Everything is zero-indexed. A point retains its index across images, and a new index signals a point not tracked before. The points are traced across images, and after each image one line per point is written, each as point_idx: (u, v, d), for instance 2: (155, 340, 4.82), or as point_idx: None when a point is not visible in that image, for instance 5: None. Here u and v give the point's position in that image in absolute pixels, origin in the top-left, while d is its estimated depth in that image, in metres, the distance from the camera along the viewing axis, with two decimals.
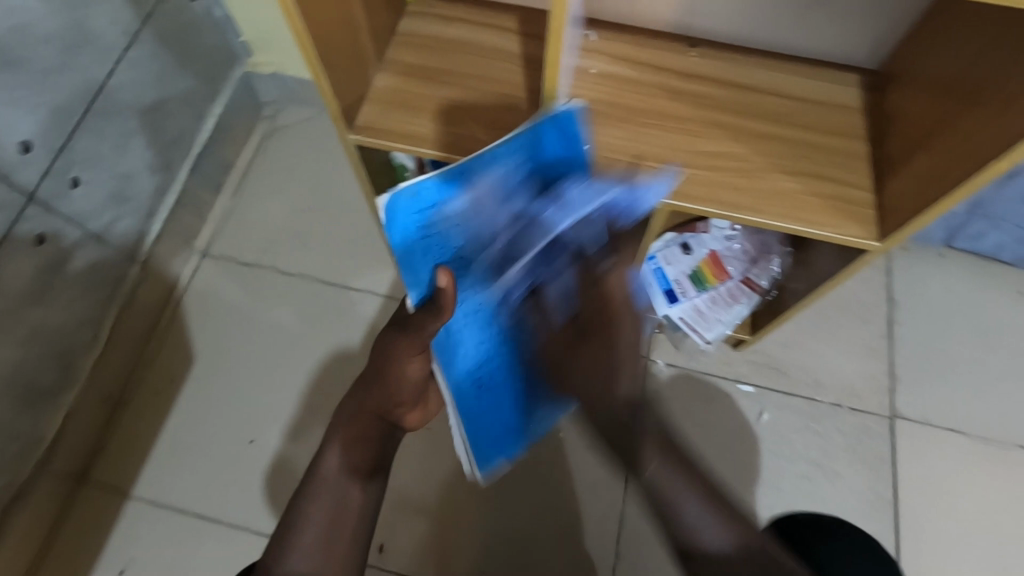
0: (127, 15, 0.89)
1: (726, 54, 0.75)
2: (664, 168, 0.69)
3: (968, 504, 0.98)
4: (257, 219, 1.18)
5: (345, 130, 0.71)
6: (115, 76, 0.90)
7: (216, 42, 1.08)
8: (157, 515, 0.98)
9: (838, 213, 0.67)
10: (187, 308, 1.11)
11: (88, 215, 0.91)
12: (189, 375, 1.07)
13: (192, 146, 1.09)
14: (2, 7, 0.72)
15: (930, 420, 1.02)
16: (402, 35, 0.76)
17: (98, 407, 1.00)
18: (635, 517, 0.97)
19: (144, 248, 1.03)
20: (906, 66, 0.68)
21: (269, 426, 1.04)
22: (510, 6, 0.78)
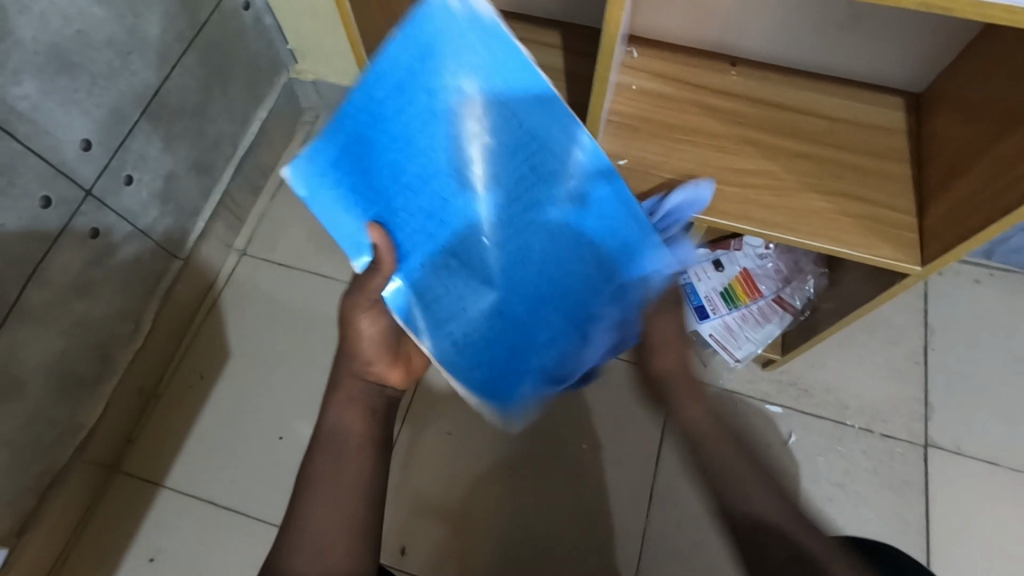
0: (183, 22, 0.93)
1: (765, 73, 0.75)
2: None
3: (1002, 539, 0.95)
4: (293, 220, 1.21)
5: None
6: (168, 79, 0.94)
7: (263, 49, 1.12)
8: (186, 505, 1.01)
9: (876, 236, 0.67)
10: (223, 304, 1.14)
11: (136, 210, 0.95)
12: (222, 369, 1.10)
13: (236, 148, 1.13)
14: (70, 12, 0.77)
15: (964, 450, 0.99)
16: None
17: (135, 396, 1.04)
18: (656, 533, 0.96)
19: (185, 244, 1.07)
20: (950, 90, 0.68)
21: (296, 423, 1.06)
22: (551, 22, 0.80)
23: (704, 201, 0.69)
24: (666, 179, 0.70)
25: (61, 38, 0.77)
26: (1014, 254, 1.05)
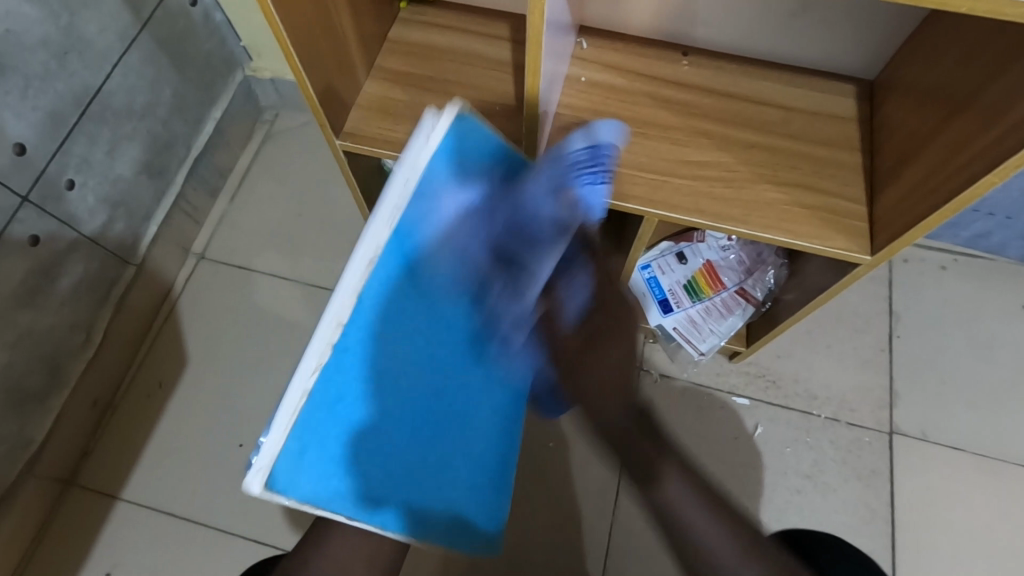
0: (124, 20, 0.90)
1: (718, 63, 0.74)
2: (652, 177, 0.68)
3: (967, 525, 0.95)
4: (253, 222, 1.18)
5: (332, 136, 0.71)
6: (110, 80, 0.91)
7: (215, 47, 1.09)
8: (146, 517, 0.98)
9: (828, 225, 0.66)
10: (181, 310, 1.11)
11: (82, 216, 0.92)
12: (181, 377, 1.07)
13: (190, 149, 1.10)
14: None
15: (929, 436, 1.00)
16: (392, 42, 0.77)
17: (90, 407, 1.01)
18: (624, 529, 0.96)
19: (138, 250, 1.04)
20: (899, 77, 0.67)
21: (259, 430, 1.03)
22: (502, 13, 0.78)
23: (656, 194, 0.68)
24: (618, 173, 0.68)
25: None
26: (978, 240, 1.06)
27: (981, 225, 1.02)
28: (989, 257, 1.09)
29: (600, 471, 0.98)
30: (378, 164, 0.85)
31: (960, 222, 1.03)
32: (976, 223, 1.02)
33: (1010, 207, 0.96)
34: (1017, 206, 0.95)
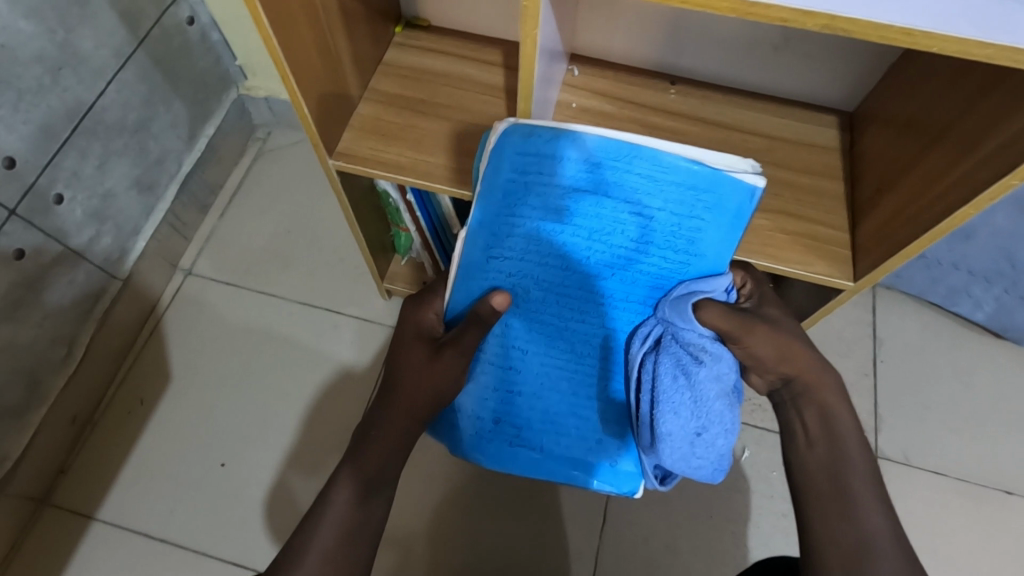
0: (119, 36, 0.91)
1: (704, 93, 0.76)
2: None
3: (952, 551, 0.95)
4: (244, 238, 1.18)
5: (325, 156, 0.72)
6: (104, 95, 0.91)
7: (210, 65, 1.10)
8: (121, 537, 0.96)
9: (811, 252, 0.67)
10: (166, 326, 1.10)
11: (69, 230, 0.91)
12: (164, 393, 1.05)
13: (181, 165, 1.10)
14: None
15: (913, 461, 1.01)
16: (387, 64, 0.78)
17: (69, 423, 0.99)
18: (611, 554, 0.95)
19: (125, 265, 1.03)
20: (877, 109, 0.69)
21: (241, 450, 1.02)
22: (495, 39, 0.80)
23: None
24: None
25: None
26: (959, 301, 1.03)
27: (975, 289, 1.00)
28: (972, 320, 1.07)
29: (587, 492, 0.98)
30: (368, 183, 0.86)
31: (939, 278, 1.01)
32: (956, 281, 1.00)
33: (991, 267, 0.94)
34: (999, 267, 0.94)
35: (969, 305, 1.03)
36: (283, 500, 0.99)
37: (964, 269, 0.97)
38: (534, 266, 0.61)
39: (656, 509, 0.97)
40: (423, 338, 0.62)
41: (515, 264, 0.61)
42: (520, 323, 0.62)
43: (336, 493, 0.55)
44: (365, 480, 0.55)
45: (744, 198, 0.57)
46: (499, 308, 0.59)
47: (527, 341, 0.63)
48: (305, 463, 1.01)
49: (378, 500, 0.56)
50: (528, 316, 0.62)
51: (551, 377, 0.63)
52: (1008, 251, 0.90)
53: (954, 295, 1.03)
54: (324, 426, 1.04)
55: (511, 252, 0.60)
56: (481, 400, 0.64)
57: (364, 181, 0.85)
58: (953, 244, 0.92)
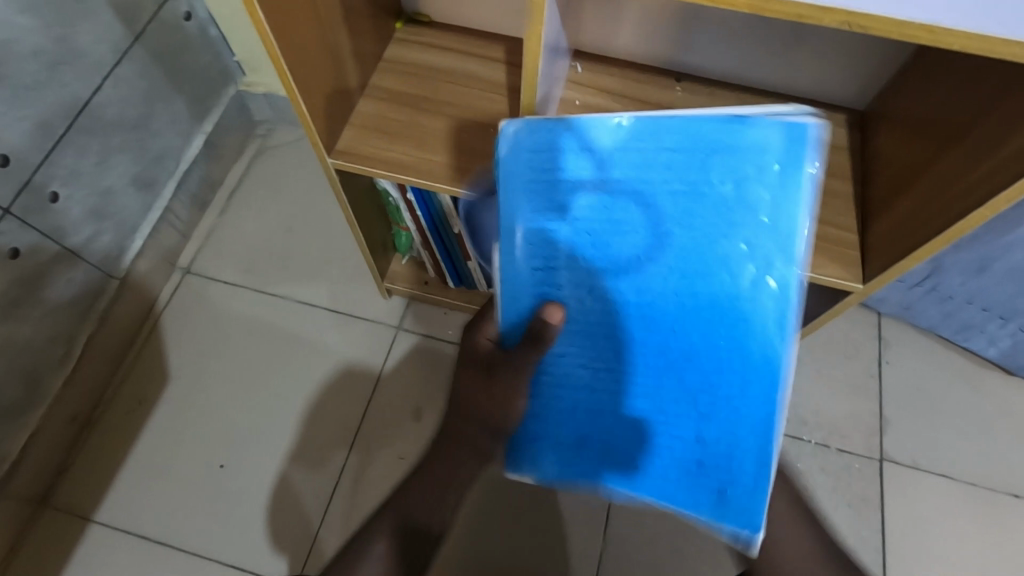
0: (117, 31, 0.89)
1: (712, 90, 0.75)
2: None
3: (960, 555, 0.94)
4: (244, 237, 1.17)
5: (325, 154, 0.70)
6: (102, 92, 0.90)
7: (209, 60, 1.08)
8: (121, 539, 0.95)
9: (821, 254, 0.66)
10: (165, 325, 1.09)
11: (66, 228, 0.90)
12: (163, 393, 1.04)
13: (180, 162, 1.09)
14: None
15: (921, 464, 0.99)
16: (389, 61, 0.77)
17: (67, 424, 0.98)
18: (615, 558, 0.94)
19: (123, 264, 1.02)
20: (889, 108, 0.68)
21: (242, 451, 1.01)
22: (498, 35, 0.79)
23: None
24: None
25: None
26: (973, 334, 1.01)
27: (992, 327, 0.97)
28: (984, 356, 1.04)
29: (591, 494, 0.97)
30: (369, 182, 0.84)
31: (952, 312, 0.98)
32: (970, 315, 0.97)
33: (1008, 307, 0.92)
34: (1013, 304, 0.91)
35: (983, 342, 1.01)
36: (284, 501, 0.98)
37: (981, 306, 0.94)
38: (598, 278, 0.52)
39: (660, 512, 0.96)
40: (478, 365, 0.57)
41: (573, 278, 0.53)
42: (606, 339, 0.53)
43: (377, 533, 0.60)
44: (403, 526, 0.60)
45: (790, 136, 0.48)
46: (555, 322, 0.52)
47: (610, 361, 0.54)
48: (305, 464, 1.00)
49: (422, 528, 0.60)
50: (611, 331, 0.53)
51: (651, 404, 0.53)
52: (1023, 289, 0.88)
53: (967, 330, 1.00)
54: (325, 427, 1.02)
55: (579, 261, 0.52)
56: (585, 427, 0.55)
57: (365, 180, 0.84)
58: (965, 277, 0.90)
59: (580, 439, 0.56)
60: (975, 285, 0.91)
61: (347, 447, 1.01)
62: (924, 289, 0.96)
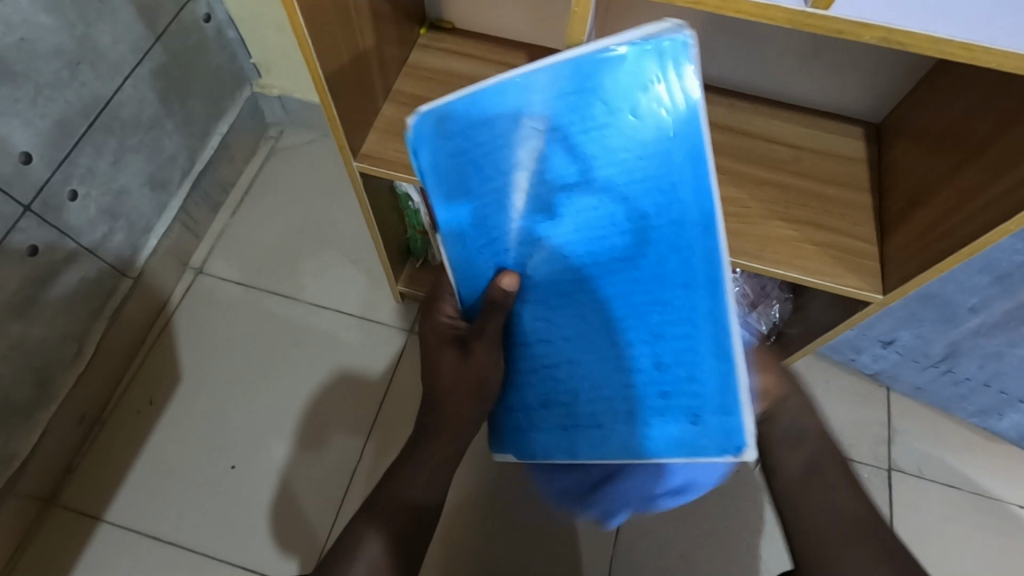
0: (137, 32, 0.90)
1: (730, 101, 0.76)
2: None
3: (966, 564, 0.95)
4: (256, 237, 1.17)
5: (349, 157, 0.71)
6: (121, 91, 0.90)
7: (225, 62, 1.09)
8: (128, 539, 0.94)
9: (840, 264, 0.67)
10: (176, 325, 1.09)
11: (83, 227, 0.90)
12: (173, 393, 1.04)
13: (194, 162, 1.09)
14: (12, 18, 0.73)
15: (928, 474, 1.00)
16: (412, 65, 0.77)
17: (78, 422, 0.98)
18: (624, 563, 0.94)
19: (137, 263, 1.02)
20: (907, 122, 0.69)
21: (251, 453, 1.01)
22: (520, 43, 0.80)
23: None
24: None
25: (3, 45, 0.73)
26: (990, 418, 0.97)
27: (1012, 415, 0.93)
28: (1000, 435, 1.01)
29: None
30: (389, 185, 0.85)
31: (968, 394, 0.95)
32: (987, 398, 0.93)
33: None
34: None
35: (1001, 424, 0.97)
36: (293, 503, 0.98)
37: (999, 390, 0.90)
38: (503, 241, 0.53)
39: (670, 518, 0.97)
40: (447, 340, 0.61)
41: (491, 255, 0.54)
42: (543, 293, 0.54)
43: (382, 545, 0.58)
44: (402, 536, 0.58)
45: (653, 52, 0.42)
46: (510, 290, 0.53)
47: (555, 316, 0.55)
48: (316, 463, 1.00)
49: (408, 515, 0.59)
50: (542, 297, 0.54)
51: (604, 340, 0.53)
52: None
53: (984, 413, 0.96)
54: (335, 430, 1.02)
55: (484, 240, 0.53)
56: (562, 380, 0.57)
57: (384, 183, 0.85)
58: (983, 362, 0.87)
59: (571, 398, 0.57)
60: (998, 368, 0.86)
61: (356, 451, 1.01)
62: (939, 371, 0.93)
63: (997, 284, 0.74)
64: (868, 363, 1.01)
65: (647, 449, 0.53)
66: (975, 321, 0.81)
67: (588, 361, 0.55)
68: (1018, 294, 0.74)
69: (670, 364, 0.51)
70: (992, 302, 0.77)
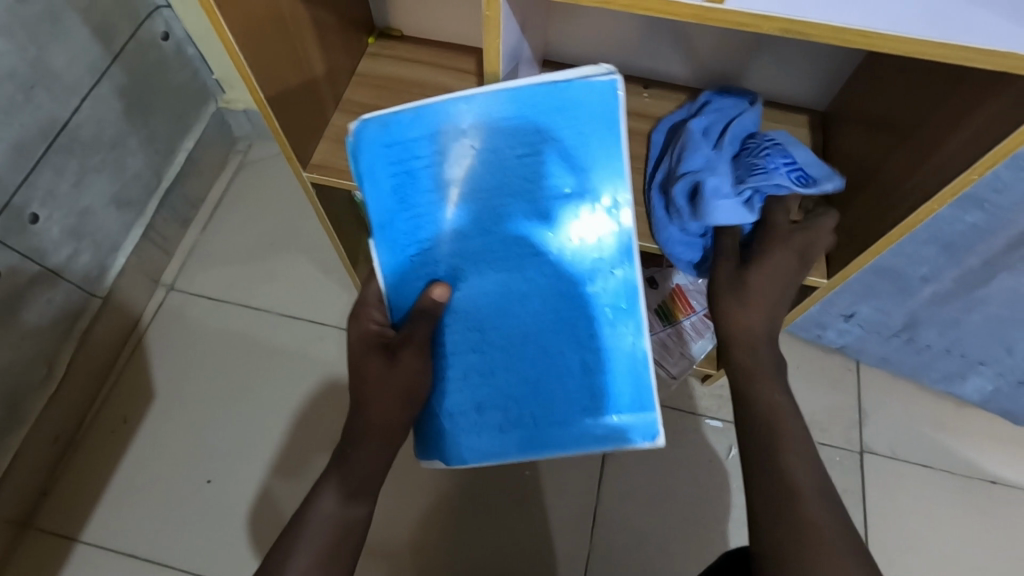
0: (93, 53, 0.90)
1: (677, 96, 0.77)
2: None
3: (940, 541, 0.96)
4: (226, 252, 1.17)
5: (299, 169, 0.71)
6: (79, 112, 0.91)
7: (187, 79, 1.09)
8: (106, 558, 0.95)
9: None
10: (149, 342, 1.10)
11: (46, 249, 0.91)
12: (148, 410, 1.05)
13: (161, 179, 1.10)
14: None
15: (899, 455, 1.01)
16: (362, 75, 0.78)
17: (51, 444, 0.98)
18: (601, 558, 0.94)
19: (104, 282, 1.02)
20: (848, 108, 0.70)
21: (227, 466, 1.01)
22: (469, 48, 0.80)
23: None
24: None
25: None
26: (954, 382, 0.97)
27: (973, 380, 0.94)
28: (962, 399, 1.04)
29: (577, 495, 0.98)
30: (348, 194, 0.86)
31: (933, 362, 0.95)
32: (951, 364, 0.94)
33: (988, 354, 0.88)
34: (994, 351, 0.87)
35: (964, 389, 0.97)
36: (270, 514, 0.98)
37: (960, 354, 0.91)
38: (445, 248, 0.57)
39: (647, 511, 0.97)
40: (373, 346, 0.57)
41: (435, 263, 0.58)
42: (480, 299, 0.58)
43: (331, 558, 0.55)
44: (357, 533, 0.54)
45: (599, 94, 0.53)
46: (440, 300, 0.56)
47: (490, 324, 0.59)
48: (293, 472, 1.01)
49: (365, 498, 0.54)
50: (477, 304, 0.58)
51: (536, 345, 0.58)
52: (999, 341, 0.85)
53: (949, 378, 0.97)
54: (311, 439, 1.03)
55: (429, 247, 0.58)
56: (490, 389, 0.59)
57: (342, 192, 0.85)
58: (942, 329, 0.88)
59: (500, 407, 0.59)
60: (957, 332, 0.87)
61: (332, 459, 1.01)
62: (902, 340, 0.94)
63: (946, 253, 0.75)
64: (834, 339, 1.00)
65: (579, 446, 0.58)
66: (929, 288, 0.83)
67: (522, 368, 0.59)
68: (965, 261, 0.75)
69: (597, 365, 0.58)
70: (942, 271, 0.78)
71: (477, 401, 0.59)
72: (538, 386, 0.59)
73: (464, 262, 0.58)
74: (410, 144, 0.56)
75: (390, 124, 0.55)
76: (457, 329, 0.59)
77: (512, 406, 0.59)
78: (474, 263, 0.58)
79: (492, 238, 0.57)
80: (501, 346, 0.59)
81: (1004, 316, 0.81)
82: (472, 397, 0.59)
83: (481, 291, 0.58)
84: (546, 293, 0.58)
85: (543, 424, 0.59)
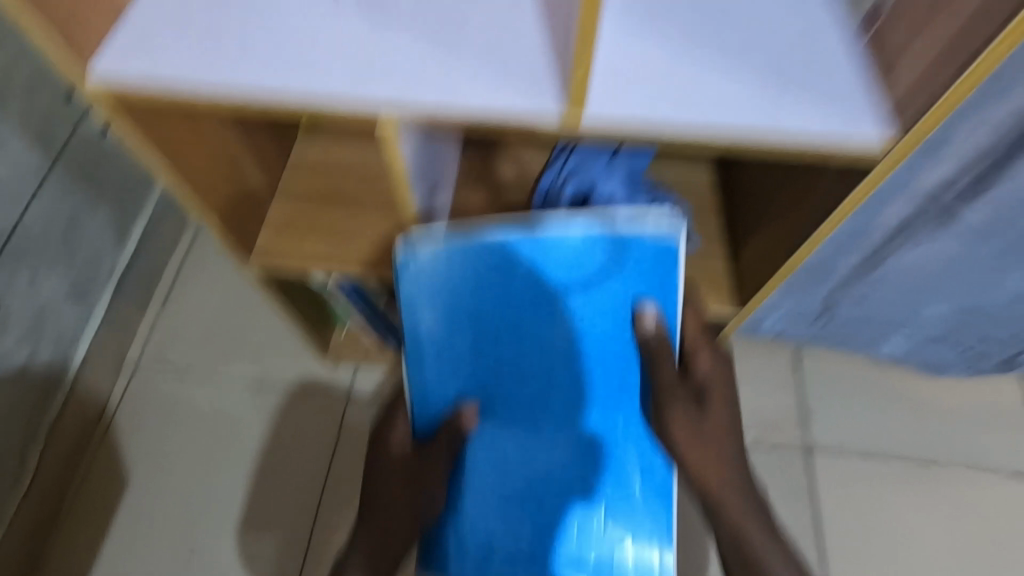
0: (36, 156, 0.94)
1: None
2: None
3: (891, 522, 1.03)
4: (188, 323, 1.18)
5: (247, 258, 0.76)
6: (27, 214, 0.94)
7: (134, 165, 1.13)
8: None
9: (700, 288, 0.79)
10: (118, 424, 1.11)
11: (6, 349, 0.93)
12: (123, 493, 1.06)
13: (115, 262, 1.12)
14: None
15: (846, 446, 1.08)
16: (299, 161, 0.84)
17: (27, 539, 0.99)
18: None
19: (68, 372, 1.04)
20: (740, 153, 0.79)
21: (208, 538, 1.02)
22: None
23: None
24: None
25: None
26: (876, 344, 1.04)
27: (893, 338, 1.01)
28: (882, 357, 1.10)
29: None
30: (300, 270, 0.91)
31: (857, 333, 1.01)
32: (873, 331, 1.00)
33: (898, 317, 0.96)
34: (909, 313, 0.95)
35: (885, 348, 1.04)
36: None
37: (879, 321, 0.97)
38: (497, 360, 0.72)
39: None
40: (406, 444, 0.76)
41: (476, 377, 0.74)
42: (519, 403, 0.75)
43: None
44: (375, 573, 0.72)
45: (656, 246, 0.65)
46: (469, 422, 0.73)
47: (529, 420, 0.76)
48: (275, 536, 1.03)
49: (390, 542, 0.72)
50: (519, 406, 0.75)
51: (556, 441, 0.76)
52: (908, 304, 0.92)
53: (873, 341, 1.03)
54: (286, 510, 1.04)
55: (480, 361, 0.72)
56: (518, 476, 0.77)
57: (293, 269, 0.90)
58: (857, 305, 0.93)
59: (522, 484, 0.77)
60: (872, 303, 0.93)
61: (311, 519, 1.04)
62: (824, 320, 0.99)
63: (847, 244, 0.79)
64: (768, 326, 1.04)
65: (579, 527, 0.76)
66: (835, 274, 0.87)
67: (546, 455, 0.76)
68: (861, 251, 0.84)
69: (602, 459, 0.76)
70: (847, 254, 0.82)
71: (503, 481, 0.77)
72: (554, 474, 0.76)
73: (506, 377, 0.73)
74: (481, 272, 0.66)
75: (460, 253, 0.65)
76: (494, 424, 0.76)
77: (530, 487, 0.77)
78: (520, 375, 0.73)
79: (528, 360, 0.72)
80: (530, 444, 0.76)
81: (906, 285, 0.88)
82: (500, 477, 0.77)
83: (518, 399, 0.75)
84: (575, 403, 0.74)
85: (554, 502, 0.76)
